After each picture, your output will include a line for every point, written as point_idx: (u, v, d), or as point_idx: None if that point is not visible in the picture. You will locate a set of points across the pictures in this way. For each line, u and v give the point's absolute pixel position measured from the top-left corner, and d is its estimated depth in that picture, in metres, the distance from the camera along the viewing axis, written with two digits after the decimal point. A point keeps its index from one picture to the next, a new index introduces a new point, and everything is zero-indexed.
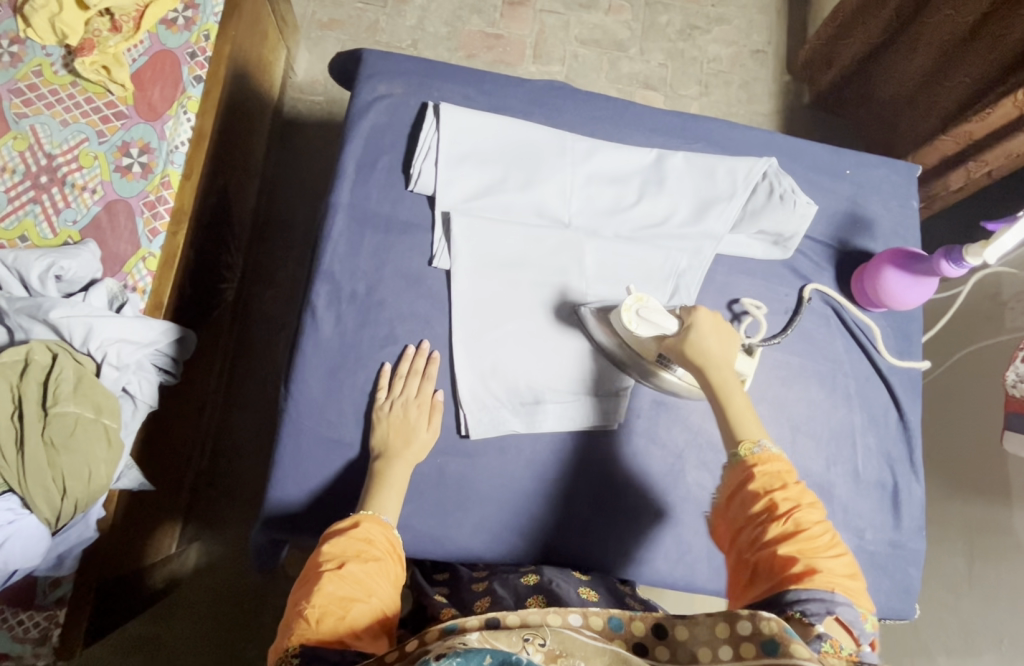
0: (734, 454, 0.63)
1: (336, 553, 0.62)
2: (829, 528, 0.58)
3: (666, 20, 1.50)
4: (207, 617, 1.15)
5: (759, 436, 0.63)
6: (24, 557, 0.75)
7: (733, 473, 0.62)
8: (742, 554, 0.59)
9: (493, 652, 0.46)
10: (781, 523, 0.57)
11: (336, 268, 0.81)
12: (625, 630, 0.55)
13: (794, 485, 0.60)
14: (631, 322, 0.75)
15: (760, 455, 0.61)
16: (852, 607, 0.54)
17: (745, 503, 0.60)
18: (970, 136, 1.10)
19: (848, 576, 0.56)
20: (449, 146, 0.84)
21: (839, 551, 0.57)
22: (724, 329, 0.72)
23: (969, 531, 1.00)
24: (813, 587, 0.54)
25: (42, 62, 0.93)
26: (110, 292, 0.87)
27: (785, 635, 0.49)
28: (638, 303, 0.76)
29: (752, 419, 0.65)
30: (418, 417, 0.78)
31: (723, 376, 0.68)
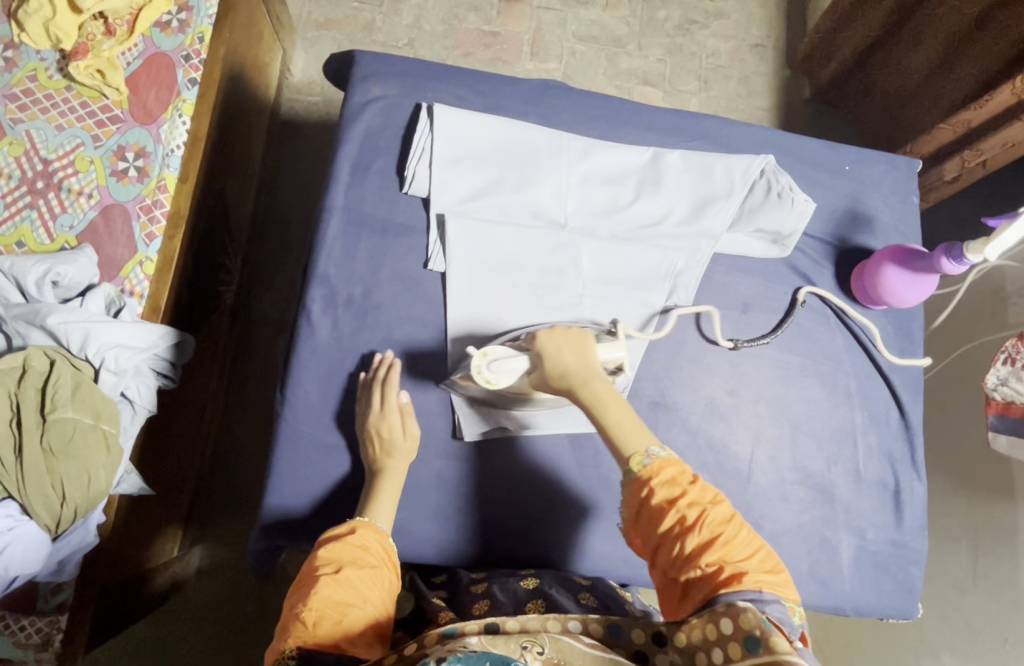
0: (628, 472, 0.60)
1: (333, 557, 0.62)
2: (739, 522, 0.57)
3: (664, 15, 1.49)
4: (211, 620, 1.15)
5: (647, 445, 0.61)
6: (25, 563, 0.74)
7: (633, 493, 0.59)
8: (666, 572, 0.57)
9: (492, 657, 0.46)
10: (694, 535, 0.55)
11: (332, 272, 0.81)
12: (625, 639, 0.55)
13: (694, 486, 0.58)
14: (492, 381, 0.67)
15: (652, 467, 0.59)
16: (781, 601, 0.53)
17: (653, 520, 0.57)
18: (968, 124, 1.09)
19: (771, 568, 0.55)
20: (444, 148, 0.83)
21: (755, 543, 0.56)
22: (574, 339, 0.69)
23: (972, 528, 1.00)
24: (743, 588, 0.52)
25: (37, 67, 0.93)
26: (107, 297, 0.87)
27: (765, 628, 0.49)
28: (484, 358, 0.67)
29: (635, 424, 0.62)
30: (393, 428, 0.75)
31: (594, 389, 0.65)
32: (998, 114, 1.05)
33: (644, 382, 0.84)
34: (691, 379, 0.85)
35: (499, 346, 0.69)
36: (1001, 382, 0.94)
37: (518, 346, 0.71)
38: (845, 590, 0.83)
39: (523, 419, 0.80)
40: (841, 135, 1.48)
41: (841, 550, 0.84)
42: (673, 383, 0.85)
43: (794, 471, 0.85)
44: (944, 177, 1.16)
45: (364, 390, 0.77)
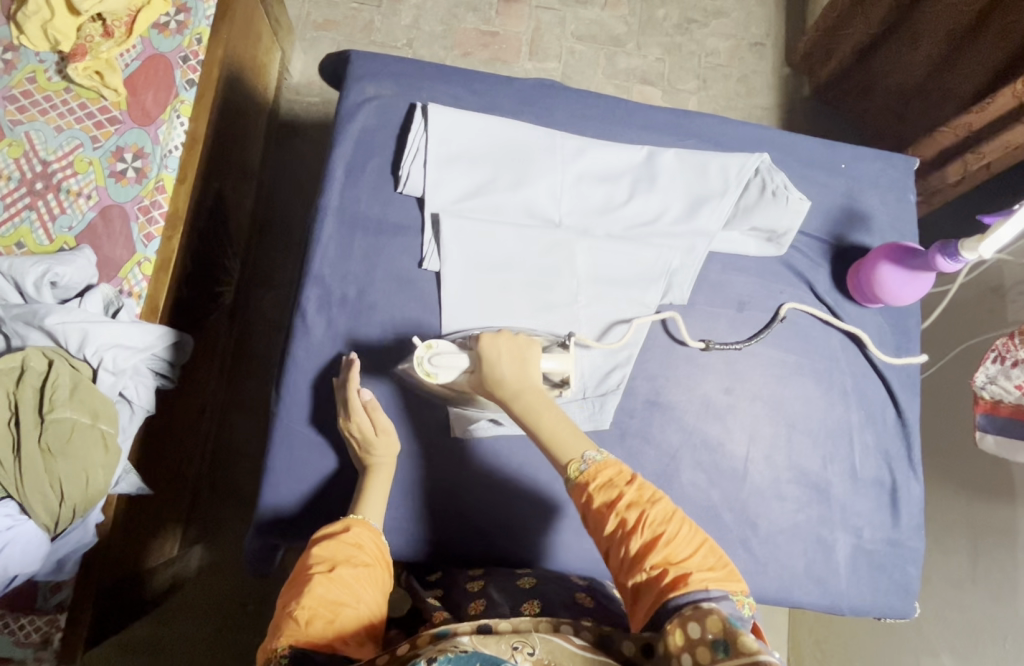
0: (568, 480, 0.62)
1: (327, 556, 0.63)
2: (679, 519, 0.58)
3: (663, 14, 1.48)
4: (211, 619, 1.15)
5: (583, 450, 0.63)
6: (24, 562, 0.74)
7: (578, 499, 0.61)
8: (617, 576, 0.59)
9: (482, 657, 0.46)
10: (635, 537, 0.57)
11: (327, 272, 0.81)
12: (615, 649, 0.54)
13: (632, 486, 0.60)
14: (431, 374, 0.71)
15: (590, 472, 0.61)
16: (728, 596, 0.54)
17: (597, 524, 0.60)
18: (969, 127, 1.09)
19: (714, 563, 0.56)
20: (438, 147, 0.83)
21: (697, 540, 0.57)
22: (516, 348, 0.69)
23: (972, 527, 0.99)
24: (687, 589, 0.53)
25: (36, 69, 0.93)
26: (105, 297, 0.87)
27: (730, 628, 0.49)
28: (427, 351, 0.71)
29: (570, 431, 0.64)
30: (365, 425, 0.74)
31: (527, 399, 0.67)
32: (999, 116, 1.04)
33: (638, 381, 0.84)
34: (687, 378, 0.85)
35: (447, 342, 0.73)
36: (990, 381, 0.92)
37: (467, 343, 0.74)
38: (841, 589, 0.83)
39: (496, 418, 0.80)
40: (840, 134, 1.47)
41: (838, 549, 0.83)
42: (668, 382, 0.84)
43: (789, 469, 0.85)
44: (947, 181, 1.16)
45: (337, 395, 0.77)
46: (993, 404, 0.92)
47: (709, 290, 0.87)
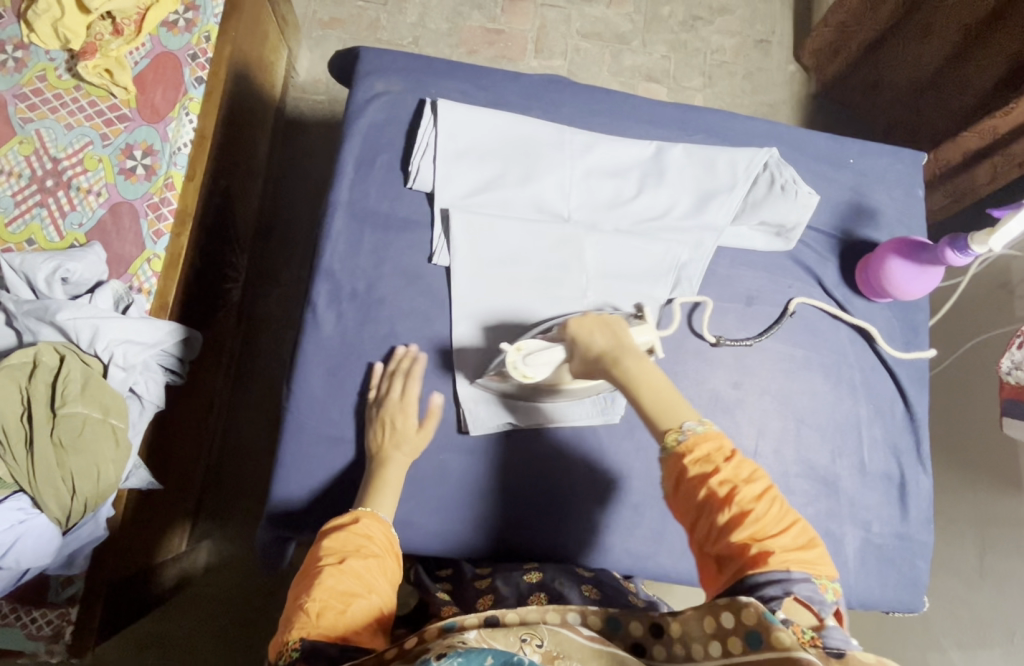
0: (664, 448, 0.58)
1: (337, 548, 0.63)
2: (772, 498, 0.55)
3: (668, 12, 1.49)
4: (218, 614, 1.16)
5: (683, 420, 0.59)
6: (35, 556, 0.76)
7: (669, 466, 0.57)
8: (699, 546, 0.56)
9: (495, 653, 0.45)
10: (726, 510, 0.54)
11: (337, 266, 0.82)
12: (623, 631, 0.54)
13: (729, 463, 0.55)
14: (527, 375, 0.71)
15: (688, 442, 0.57)
16: (810, 580, 0.52)
17: (688, 494, 0.56)
18: (996, 130, 1.09)
19: (802, 546, 0.53)
20: (448, 143, 0.84)
21: (787, 520, 0.54)
22: (606, 322, 0.71)
23: (980, 522, 0.99)
24: (770, 570, 0.51)
25: (46, 67, 0.94)
26: (115, 293, 0.88)
27: (766, 623, 0.47)
28: (519, 353, 0.71)
29: (672, 399, 0.61)
30: (406, 420, 0.76)
31: (627, 367, 0.64)
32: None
33: None
34: (696, 372, 0.85)
35: (533, 341, 0.73)
36: (1018, 366, 0.90)
37: (551, 336, 0.74)
38: (850, 583, 0.83)
39: (551, 410, 0.82)
40: (846, 131, 1.47)
41: (847, 543, 0.84)
42: (676, 376, 0.85)
43: (798, 463, 0.85)
44: (979, 182, 1.16)
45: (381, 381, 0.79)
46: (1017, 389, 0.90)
47: (717, 285, 0.88)
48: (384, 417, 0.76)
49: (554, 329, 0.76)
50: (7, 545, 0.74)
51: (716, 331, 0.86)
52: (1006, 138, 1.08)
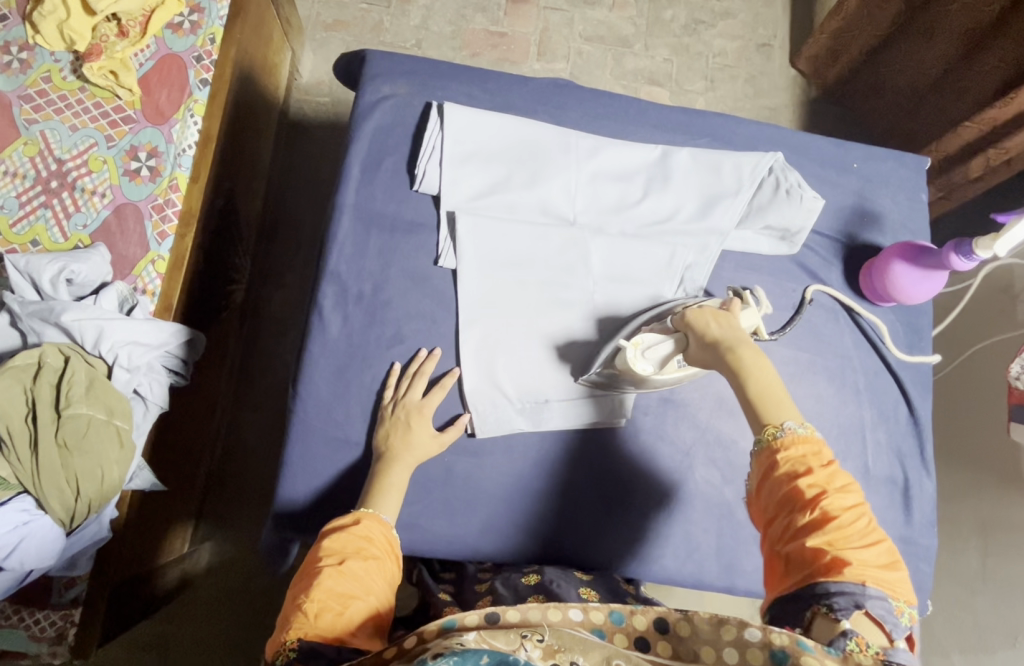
0: (759, 440, 0.61)
1: (337, 549, 0.63)
2: (861, 512, 0.56)
3: (671, 15, 1.49)
4: (220, 616, 1.16)
5: (784, 418, 0.61)
6: (39, 558, 0.76)
7: (760, 460, 0.60)
8: (774, 543, 0.57)
9: (490, 652, 0.46)
10: (808, 513, 0.55)
11: (343, 268, 0.82)
12: (626, 625, 0.53)
13: (824, 470, 0.57)
14: (642, 367, 0.74)
15: (785, 440, 0.59)
16: (884, 599, 0.52)
17: (773, 489, 0.58)
18: (994, 122, 1.10)
19: (884, 566, 0.54)
20: (453, 146, 0.84)
21: (873, 537, 0.55)
22: (721, 315, 0.71)
23: (982, 526, 0.99)
24: (843, 579, 0.52)
25: (51, 68, 0.94)
26: (119, 294, 0.88)
27: (796, 648, 0.47)
28: (638, 348, 0.74)
29: (778, 395, 0.62)
30: (418, 420, 0.77)
31: (742, 356, 0.65)
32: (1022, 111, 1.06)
33: None
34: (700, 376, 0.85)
35: (649, 333, 0.76)
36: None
37: (664, 326, 0.77)
38: None
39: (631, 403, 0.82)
40: (848, 134, 1.48)
41: None
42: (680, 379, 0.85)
43: None
44: (971, 175, 1.19)
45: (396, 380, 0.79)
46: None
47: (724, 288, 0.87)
48: (401, 417, 0.77)
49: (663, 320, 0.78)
50: (10, 547, 0.74)
51: None
52: (1002, 131, 1.10)
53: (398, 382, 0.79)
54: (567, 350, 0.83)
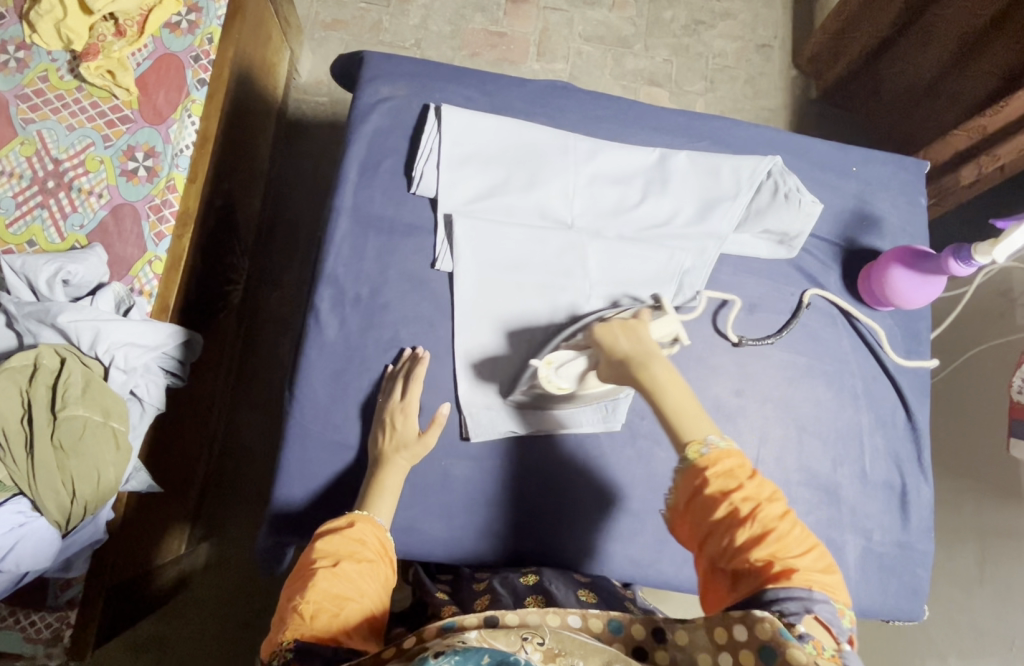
0: (682, 459, 0.58)
1: (331, 551, 0.63)
2: (794, 519, 0.55)
3: (670, 15, 1.49)
4: (215, 616, 1.16)
5: (706, 434, 0.58)
6: (35, 559, 0.75)
7: (686, 479, 0.57)
8: (714, 561, 0.55)
9: (491, 652, 0.45)
10: (746, 528, 0.53)
11: (340, 271, 0.81)
12: (624, 633, 0.53)
13: (752, 481, 0.55)
14: (561, 386, 0.74)
15: (710, 456, 0.56)
16: (830, 602, 0.52)
17: (704, 508, 0.55)
18: (984, 129, 1.11)
19: (824, 569, 0.53)
20: (451, 148, 0.84)
21: (809, 542, 0.54)
22: (630, 326, 0.70)
23: (980, 530, 0.99)
24: (791, 586, 0.51)
25: (48, 68, 0.94)
26: (116, 296, 0.87)
27: (780, 639, 0.47)
28: (550, 367, 0.73)
29: (695, 408, 0.60)
30: (405, 423, 0.76)
31: (655, 372, 0.63)
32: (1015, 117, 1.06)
33: None
34: (698, 380, 0.85)
35: (561, 351, 0.75)
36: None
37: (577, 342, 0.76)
38: (852, 591, 0.83)
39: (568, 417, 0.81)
40: (848, 136, 1.47)
41: (848, 551, 0.83)
42: None
43: (800, 471, 0.85)
44: (962, 184, 1.17)
45: (389, 381, 0.79)
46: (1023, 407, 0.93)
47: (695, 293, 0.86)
48: (387, 418, 0.76)
49: (578, 337, 0.77)
50: (7, 548, 0.74)
51: (738, 331, 0.87)
52: (993, 138, 1.10)
53: (391, 387, 0.78)
54: (509, 364, 0.82)
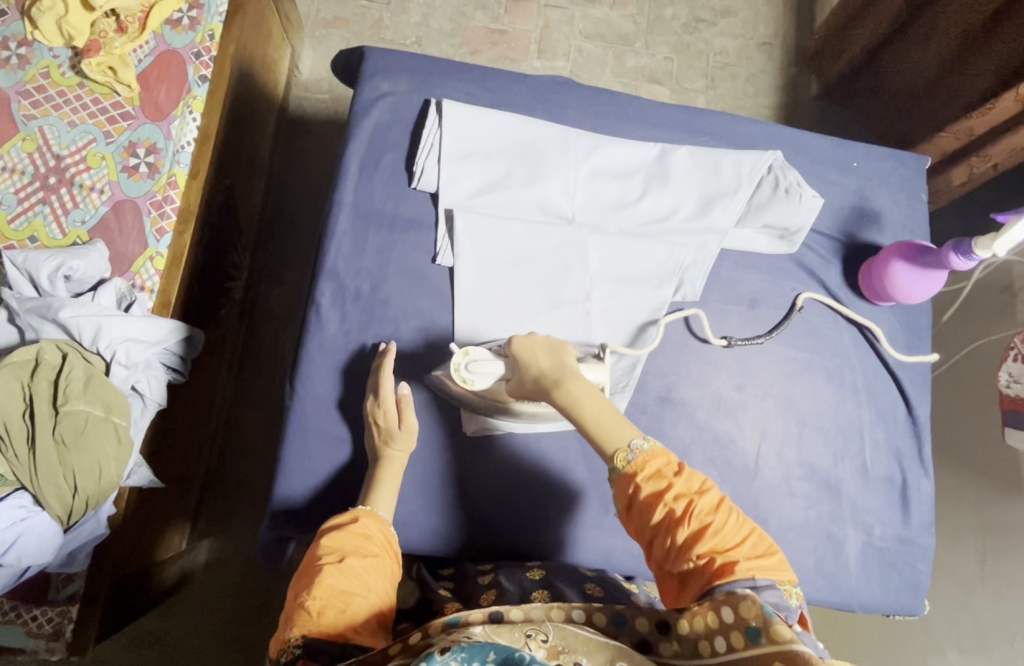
0: (614, 469, 0.61)
1: (336, 547, 0.63)
2: (728, 509, 0.57)
3: (671, 13, 1.49)
4: (216, 613, 1.16)
5: (627, 440, 0.63)
6: (37, 554, 0.76)
7: (621, 488, 0.60)
8: (662, 564, 0.58)
9: (496, 648, 0.44)
10: (684, 527, 0.56)
11: (341, 266, 0.82)
12: (629, 627, 0.54)
13: (680, 478, 0.58)
14: (469, 380, 0.73)
15: (637, 461, 0.60)
16: (774, 586, 0.54)
17: (643, 513, 0.58)
18: (971, 131, 1.14)
19: (764, 553, 0.56)
20: (452, 143, 0.84)
21: (746, 529, 0.57)
22: (548, 343, 0.72)
23: (981, 526, 0.99)
24: (735, 578, 0.53)
25: (49, 64, 0.94)
26: (117, 290, 0.88)
27: (766, 617, 0.48)
28: (464, 358, 0.73)
29: (613, 419, 0.65)
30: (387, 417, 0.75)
31: (570, 389, 0.67)
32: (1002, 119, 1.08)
33: (650, 378, 0.84)
34: (699, 375, 0.85)
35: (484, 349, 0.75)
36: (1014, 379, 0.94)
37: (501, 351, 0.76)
38: (852, 586, 0.83)
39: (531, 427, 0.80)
40: (849, 133, 1.47)
41: (849, 546, 0.83)
42: (679, 377, 0.85)
43: (800, 466, 0.85)
44: (954, 184, 1.21)
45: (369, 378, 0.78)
46: (1016, 400, 0.94)
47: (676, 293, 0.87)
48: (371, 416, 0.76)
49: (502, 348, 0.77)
50: (8, 543, 0.73)
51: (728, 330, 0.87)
52: (980, 140, 1.13)
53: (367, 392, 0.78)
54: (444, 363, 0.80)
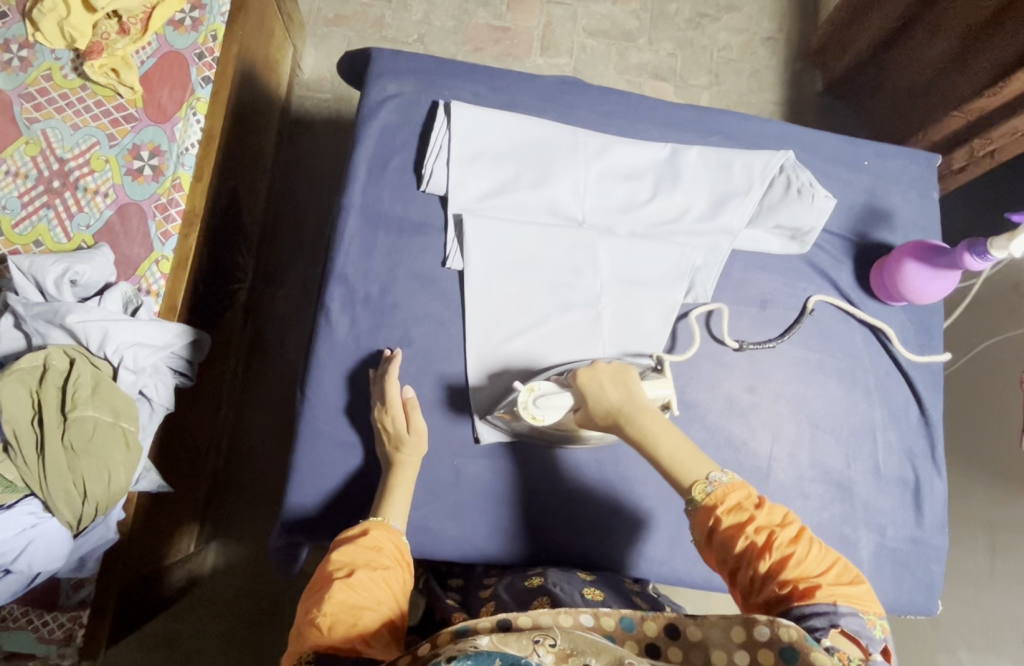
0: (692, 502, 0.61)
1: (347, 560, 0.62)
2: (811, 540, 0.57)
3: (675, 9, 1.48)
4: (226, 615, 1.16)
5: (708, 472, 0.62)
6: (47, 559, 0.75)
7: (700, 520, 0.60)
8: (745, 596, 0.58)
9: (503, 655, 0.45)
10: (766, 557, 0.56)
11: (350, 270, 0.81)
12: (637, 631, 0.54)
13: (761, 510, 0.58)
14: (538, 416, 0.70)
15: (716, 493, 0.60)
16: (857, 614, 0.54)
17: (725, 545, 0.58)
18: (980, 111, 1.12)
19: (848, 582, 0.56)
20: (461, 146, 0.83)
21: (828, 558, 0.57)
22: (617, 375, 0.70)
23: (991, 525, 0.99)
24: (816, 602, 0.54)
25: (52, 66, 0.93)
26: (124, 295, 0.87)
27: (804, 642, 0.49)
28: (530, 394, 0.70)
29: (690, 454, 0.64)
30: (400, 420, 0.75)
31: (643, 426, 0.66)
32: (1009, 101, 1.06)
33: None
34: (711, 377, 0.85)
35: (545, 383, 0.72)
36: None
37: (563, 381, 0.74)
38: None
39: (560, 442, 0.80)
40: (853, 128, 1.46)
41: (862, 547, 0.83)
42: (691, 379, 0.85)
43: (813, 467, 0.84)
44: (954, 166, 1.21)
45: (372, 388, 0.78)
46: None
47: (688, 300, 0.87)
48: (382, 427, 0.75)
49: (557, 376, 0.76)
50: (17, 550, 0.73)
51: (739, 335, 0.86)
52: (988, 120, 1.11)
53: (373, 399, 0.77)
54: (500, 388, 0.80)
